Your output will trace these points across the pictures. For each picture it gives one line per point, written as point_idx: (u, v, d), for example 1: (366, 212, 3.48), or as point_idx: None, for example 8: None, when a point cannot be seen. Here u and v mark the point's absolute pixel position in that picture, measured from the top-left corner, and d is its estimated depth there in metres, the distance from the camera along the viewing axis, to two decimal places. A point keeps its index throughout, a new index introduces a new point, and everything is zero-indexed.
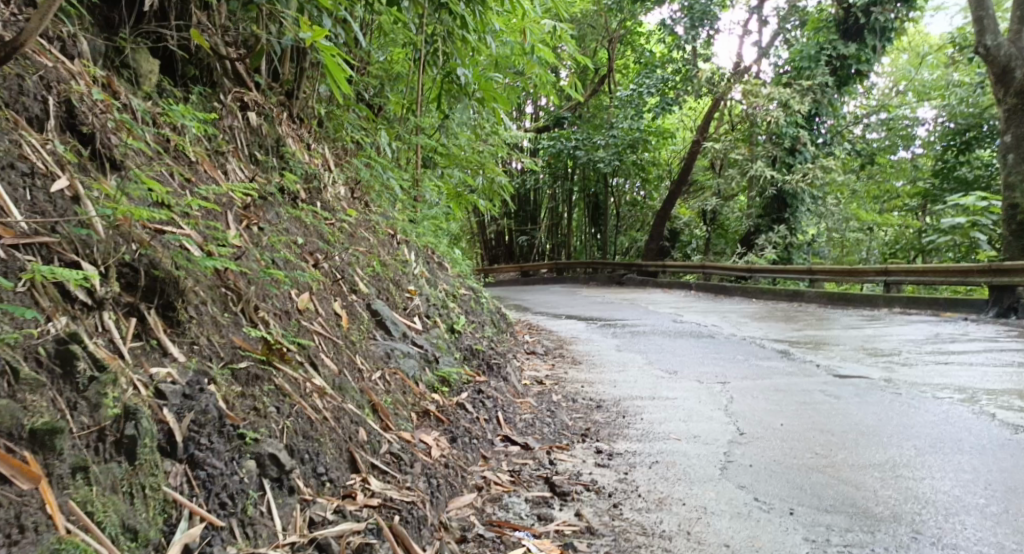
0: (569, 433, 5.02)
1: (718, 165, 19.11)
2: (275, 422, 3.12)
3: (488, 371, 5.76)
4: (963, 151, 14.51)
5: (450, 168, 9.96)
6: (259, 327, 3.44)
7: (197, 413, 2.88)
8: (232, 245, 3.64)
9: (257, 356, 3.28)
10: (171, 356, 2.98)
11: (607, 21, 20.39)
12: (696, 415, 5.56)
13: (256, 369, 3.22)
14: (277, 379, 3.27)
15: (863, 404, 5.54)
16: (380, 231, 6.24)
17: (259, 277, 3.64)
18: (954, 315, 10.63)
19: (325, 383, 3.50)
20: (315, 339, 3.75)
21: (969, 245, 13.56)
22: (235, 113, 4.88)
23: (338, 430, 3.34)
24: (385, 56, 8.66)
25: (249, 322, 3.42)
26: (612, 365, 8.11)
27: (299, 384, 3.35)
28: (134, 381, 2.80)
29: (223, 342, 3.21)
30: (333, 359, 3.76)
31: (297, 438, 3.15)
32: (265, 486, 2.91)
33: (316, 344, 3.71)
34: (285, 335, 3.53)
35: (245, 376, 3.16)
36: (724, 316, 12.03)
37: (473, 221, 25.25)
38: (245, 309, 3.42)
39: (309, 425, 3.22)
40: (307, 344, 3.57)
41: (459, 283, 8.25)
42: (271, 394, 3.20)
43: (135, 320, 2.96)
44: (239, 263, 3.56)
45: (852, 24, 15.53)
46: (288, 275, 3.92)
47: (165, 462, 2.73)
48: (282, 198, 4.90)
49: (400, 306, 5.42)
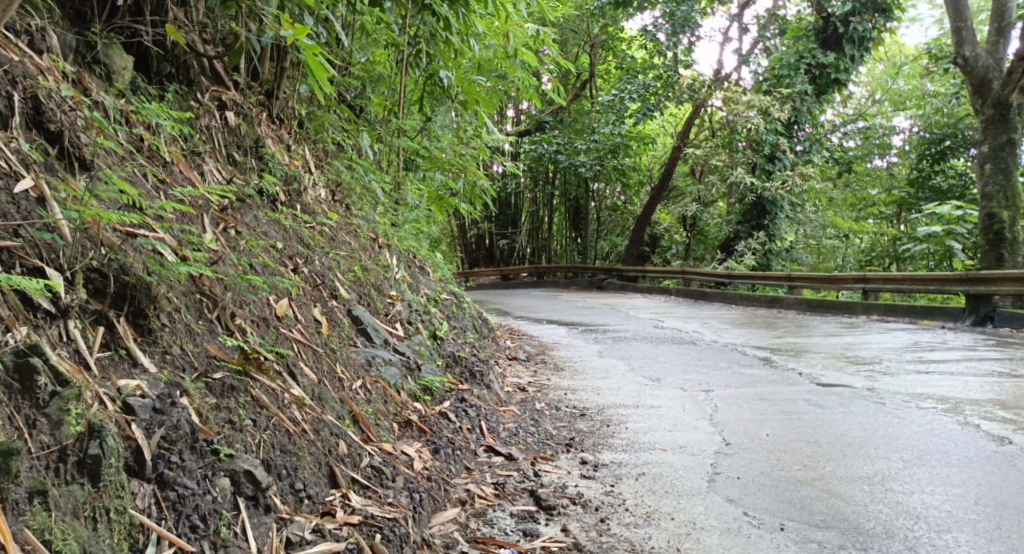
0: (554, 443, 4.92)
1: (698, 171, 19.11)
2: (251, 437, 3.00)
3: (471, 378, 5.64)
4: (939, 160, 14.63)
5: (430, 171, 9.86)
6: (236, 335, 3.31)
7: (167, 428, 2.75)
8: (208, 249, 3.51)
9: (233, 365, 3.16)
10: (142, 367, 2.86)
11: (589, 26, 20.38)
12: (681, 424, 5.48)
13: (231, 380, 3.10)
14: (254, 390, 3.15)
15: (850, 414, 5.48)
16: (361, 234, 6.12)
17: (236, 283, 3.51)
18: (932, 323, 10.64)
19: (304, 394, 3.37)
20: (294, 348, 3.63)
21: (945, 253, 13.62)
22: (213, 112, 4.76)
23: (318, 444, 3.22)
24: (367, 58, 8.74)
25: (226, 331, 3.30)
26: (595, 371, 8.02)
27: (276, 395, 3.22)
28: (100, 394, 2.67)
29: (197, 350, 3.09)
30: (313, 368, 3.63)
31: (274, 453, 3.02)
32: (240, 505, 2.78)
33: (295, 353, 3.59)
34: (263, 344, 3.41)
35: (220, 388, 3.04)
36: (705, 322, 11.99)
37: (454, 224, 25.09)
38: (221, 317, 3.30)
39: (287, 439, 3.10)
40: (286, 353, 3.45)
41: (440, 287, 8.13)
42: (247, 406, 3.08)
43: (103, 329, 2.84)
44: (215, 268, 3.43)
45: (832, 33, 15.60)
46: (266, 280, 3.79)
47: (132, 482, 2.60)
48: (260, 200, 4.77)
49: (382, 312, 5.30)
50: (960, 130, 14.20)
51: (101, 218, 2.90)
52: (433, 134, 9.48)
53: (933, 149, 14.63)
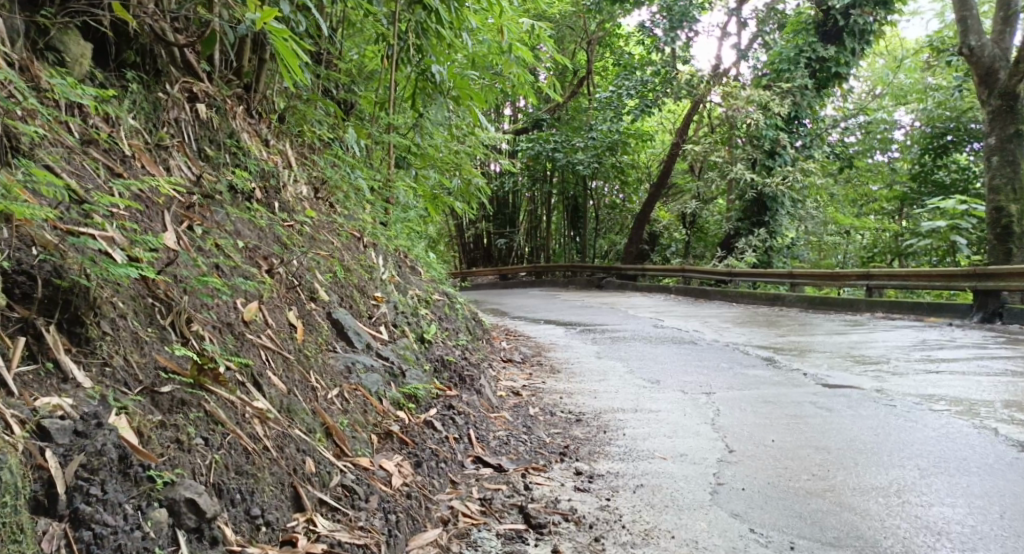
0: (547, 452, 4.65)
1: (697, 167, 18.82)
2: (201, 459, 2.74)
3: (460, 383, 5.37)
4: (941, 155, 14.32)
5: (423, 169, 9.55)
6: (192, 343, 3.04)
7: (88, 455, 2.48)
8: (163, 249, 3.23)
9: (185, 378, 2.88)
10: (71, 382, 2.61)
11: (586, 23, 20.09)
12: (682, 430, 5.21)
13: (181, 394, 2.84)
14: (208, 405, 2.88)
15: (859, 417, 5.20)
16: (345, 233, 5.84)
17: (195, 286, 3.22)
18: (939, 321, 10.36)
19: (268, 407, 3.11)
20: (261, 355, 3.36)
21: (949, 249, 13.36)
22: (183, 105, 4.48)
23: (282, 462, 2.97)
24: (359, 54, 8.49)
25: (180, 338, 3.03)
26: (591, 373, 7.75)
27: (235, 410, 2.96)
28: (7, 418, 2.41)
29: (143, 362, 2.83)
30: (281, 377, 3.36)
31: (228, 475, 2.77)
32: (178, 540, 2.53)
33: (262, 362, 3.32)
34: (223, 352, 3.14)
35: (168, 404, 2.78)
36: (706, 321, 11.71)
37: (451, 224, 24.80)
38: (175, 323, 3.03)
39: (243, 460, 2.84)
40: (250, 363, 3.18)
41: (431, 288, 7.84)
42: (199, 423, 2.81)
43: (25, 341, 2.60)
44: (169, 271, 3.16)
45: (832, 26, 15.31)
46: (231, 283, 3.51)
47: (40, 520, 2.34)
48: (231, 198, 4.50)
49: (365, 314, 5.02)
50: (962, 124, 13.81)
51: (23, 213, 2.64)
52: (426, 131, 9.14)
53: (936, 143, 14.24)
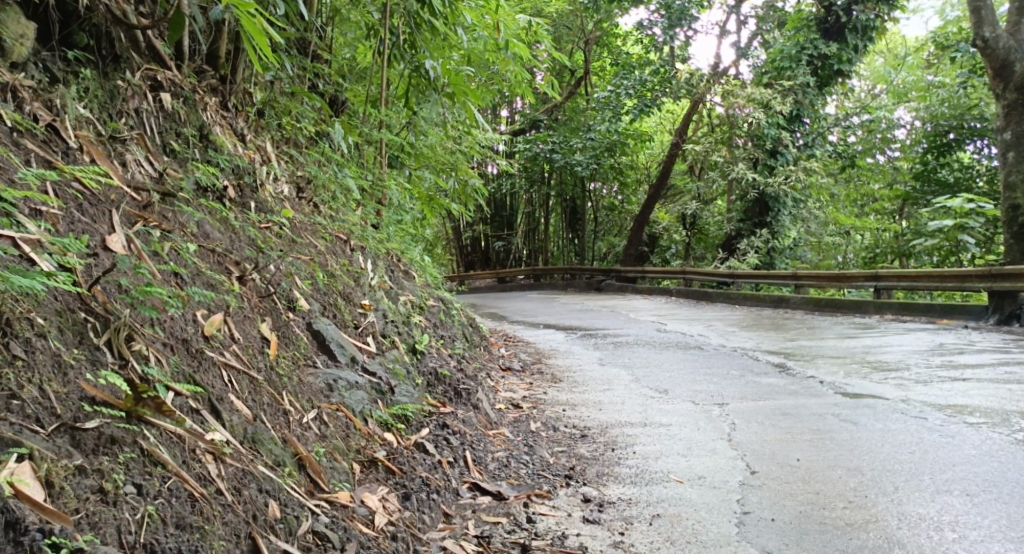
0: (550, 474, 4.21)
1: (697, 167, 18.38)
2: (130, 512, 2.32)
3: (455, 398, 4.92)
4: (944, 154, 13.64)
5: (416, 170, 9.04)
6: (132, 365, 2.64)
7: None
8: (99, 255, 2.83)
9: (118, 410, 2.48)
10: None
11: (583, 22, 19.64)
12: (697, 447, 4.78)
13: (112, 430, 2.44)
14: (145, 442, 2.48)
15: (890, 432, 4.77)
16: (330, 234, 5.38)
17: (138, 297, 2.82)
18: (953, 323, 9.92)
19: (223, 441, 2.70)
20: (222, 377, 2.94)
21: (954, 248, 12.87)
22: (146, 94, 4.07)
23: (238, 508, 2.55)
24: (351, 54, 8.23)
25: (118, 359, 2.62)
26: (596, 383, 7.29)
27: (178, 448, 2.55)
28: None
29: (65, 393, 2.42)
30: (245, 403, 2.94)
31: (165, 532, 2.35)
32: None
33: (222, 385, 2.90)
34: (172, 377, 2.73)
35: (93, 443, 2.38)
36: (711, 325, 11.26)
37: (448, 227, 24.39)
38: (112, 341, 2.62)
39: (186, 510, 2.42)
40: (204, 389, 2.77)
41: (426, 293, 7.39)
42: (130, 466, 2.40)
43: None
44: (106, 280, 2.76)
45: (833, 23, 14.81)
46: (189, 293, 3.09)
47: None
48: (198, 196, 4.06)
49: (350, 324, 4.58)
50: (966, 122, 13.27)
51: None
52: (420, 130, 8.66)
53: (939, 141, 13.65)
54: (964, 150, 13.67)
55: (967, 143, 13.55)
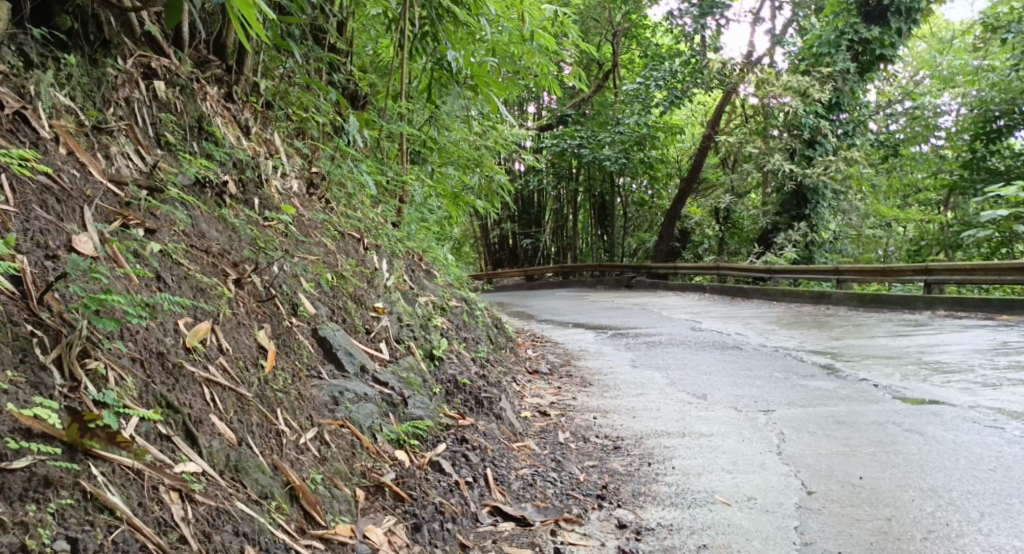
0: (579, 494, 3.85)
1: (731, 160, 17.86)
2: None
3: (477, 408, 4.55)
4: (994, 140, 13.06)
5: (441, 165, 8.68)
6: (84, 386, 2.39)
7: None
8: (50, 259, 2.58)
9: (59, 439, 2.25)
10: None
11: (612, 14, 19.24)
12: (742, 462, 4.38)
13: (50, 470, 2.20)
14: (87, 482, 2.24)
15: (958, 447, 4.40)
16: (342, 233, 5.02)
17: (96, 306, 2.54)
18: (1012, 319, 9.38)
19: (193, 471, 2.47)
20: (199, 398, 2.67)
21: (1004, 240, 12.29)
22: (138, 82, 3.72)
23: None
24: (374, 48, 8.05)
25: (69, 381, 2.38)
26: (628, 387, 6.88)
27: (132, 484, 2.32)
28: None
29: None
30: (227, 426, 2.68)
31: None
32: None
33: (197, 405, 2.64)
34: (133, 397, 2.48)
35: (25, 486, 2.15)
36: (747, 322, 10.79)
37: (476, 224, 24.02)
38: (63, 358, 2.38)
39: None
40: (174, 413, 2.54)
41: (449, 293, 7.01)
42: (65, 516, 2.17)
43: None
44: (56, 288, 2.51)
45: (875, 7, 14.25)
46: (165, 302, 2.77)
47: None
48: (197, 193, 3.71)
49: (362, 330, 4.23)
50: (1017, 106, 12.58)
51: None
52: (443, 124, 8.30)
53: (988, 128, 13.02)
54: (1013, 136, 13.01)
55: (1014, 130, 12.88)
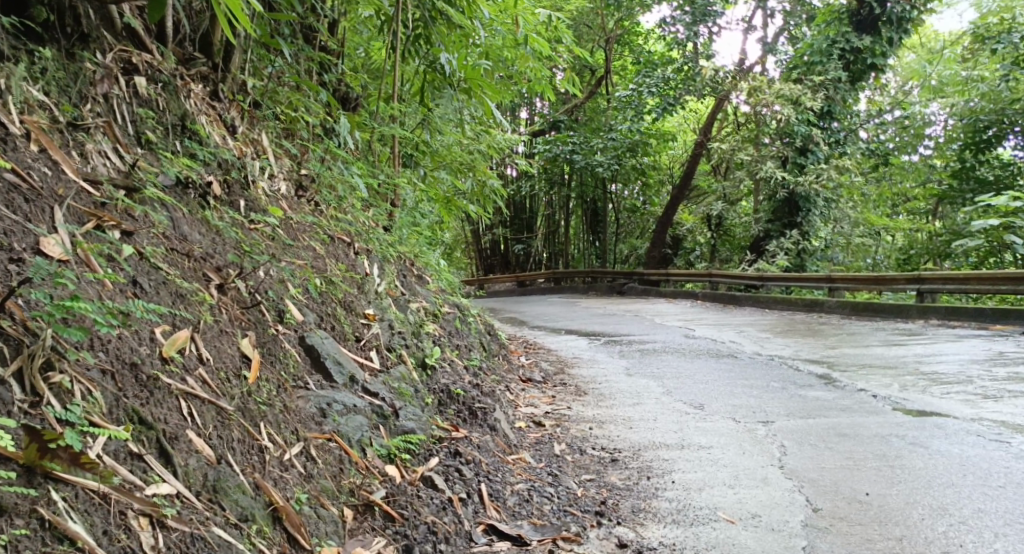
0: (577, 510, 3.71)
1: (723, 167, 17.75)
2: None
3: (470, 419, 4.39)
4: (983, 150, 12.88)
5: (433, 170, 8.51)
6: (47, 402, 2.24)
7: None
8: (14, 262, 2.41)
9: (17, 459, 2.08)
10: None
11: (604, 21, 19.13)
12: (744, 476, 4.24)
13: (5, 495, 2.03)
14: (45, 509, 2.07)
15: (966, 461, 4.27)
16: (332, 236, 4.85)
17: (63, 313, 2.38)
18: (1007, 329, 9.24)
19: (164, 494, 2.31)
20: (174, 413, 2.51)
21: (995, 249, 12.19)
22: (117, 77, 3.56)
23: None
24: (365, 50, 7.91)
25: (30, 396, 2.22)
26: (623, 396, 6.72)
27: (97, 509, 2.16)
28: None
29: None
30: (203, 443, 2.52)
31: None
32: None
33: (172, 421, 2.48)
34: (100, 413, 2.32)
35: None
36: (742, 330, 10.66)
37: (467, 229, 23.83)
38: (24, 370, 2.23)
39: None
40: (146, 430, 2.38)
41: (441, 299, 6.84)
42: (20, 546, 2.00)
43: None
44: (20, 294, 2.34)
45: (866, 15, 14.17)
46: (139, 310, 2.61)
47: None
48: (179, 194, 3.55)
49: (351, 337, 4.06)
50: (1007, 117, 12.44)
51: None
52: (435, 128, 8.12)
53: (978, 137, 12.81)
54: (1003, 147, 12.80)
55: (1003, 139, 12.66)
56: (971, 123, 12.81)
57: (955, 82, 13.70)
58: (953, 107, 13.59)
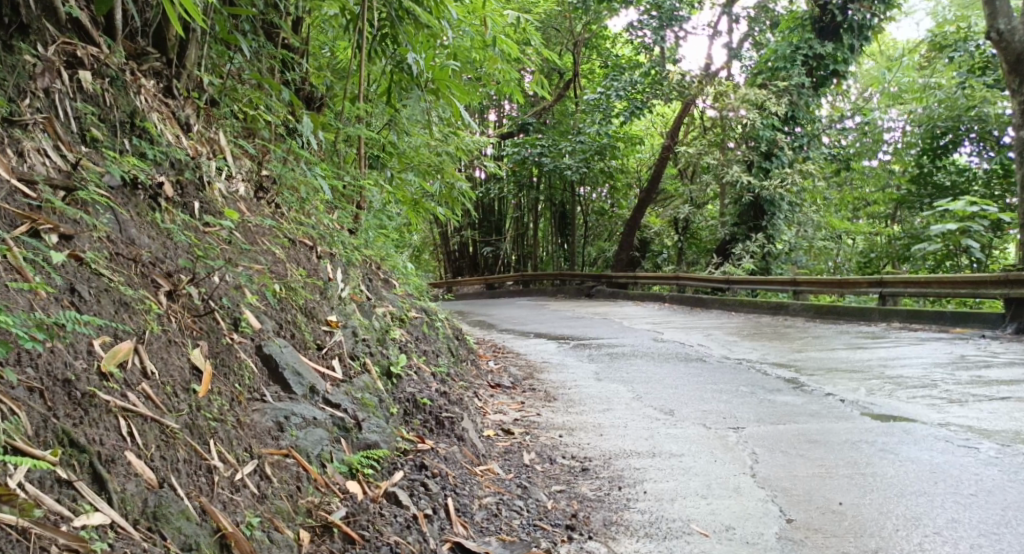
0: (547, 525, 3.58)
1: (689, 170, 17.75)
2: None
3: (437, 430, 4.24)
4: (940, 156, 12.84)
5: (400, 172, 8.34)
6: None
7: None
8: None
9: None
10: None
11: (572, 24, 19.04)
12: (718, 485, 4.13)
13: None
14: None
15: (939, 468, 4.20)
16: (292, 239, 4.67)
17: None
18: (967, 332, 9.25)
19: (97, 525, 2.17)
20: (110, 433, 2.37)
21: (951, 252, 12.16)
22: (60, 71, 3.38)
23: None
24: (330, 50, 7.74)
25: None
26: (593, 401, 6.60)
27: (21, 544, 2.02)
28: None
29: None
30: (142, 467, 2.38)
31: None
32: None
33: (107, 443, 2.35)
34: (25, 437, 2.18)
35: None
36: (710, 333, 10.61)
37: (435, 232, 23.65)
38: None
39: None
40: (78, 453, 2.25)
41: (406, 303, 6.67)
42: None
43: None
44: None
45: (828, 22, 14.21)
46: (72, 321, 2.47)
47: None
48: (127, 195, 3.37)
49: (313, 345, 3.89)
50: (963, 123, 12.22)
51: None
52: (403, 128, 7.91)
53: (935, 143, 12.81)
54: (959, 153, 12.77)
55: (958, 145, 12.63)
56: (928, 129, 12.60)
57: (912, 88, 13.76)
58: (910, 113, 13.61)
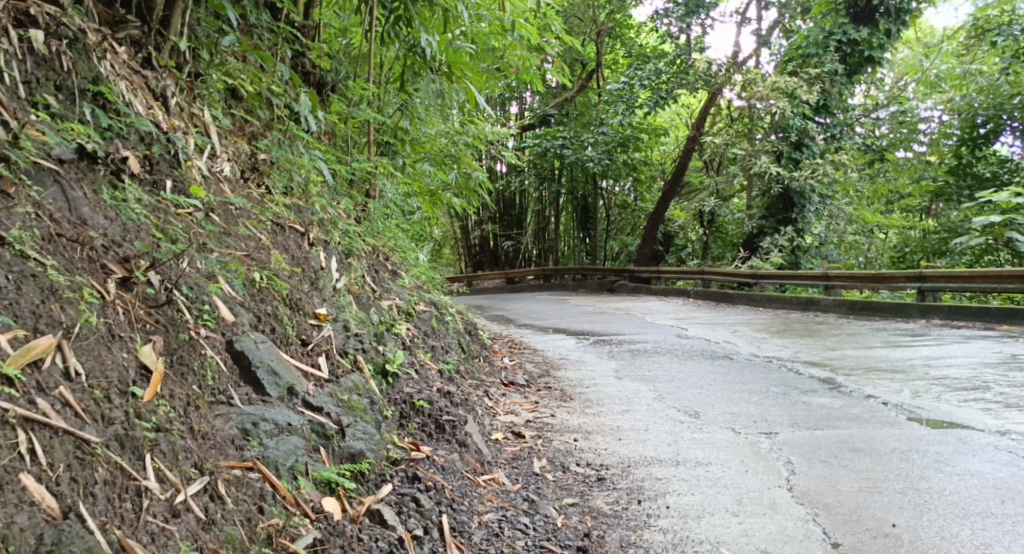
0: (556, 546, 3.17)
1: (715, 162, 17.17)
2: None
3: (437, 435, 3.82)
4: (979, 145, 12.30)
5: (414, 161, 7.84)
6: None
7: None
8: None
9: None
10: None
11: (595, 13, 18.49)
12: (749, 499, 3.70)
13: None
14: None
15: (1002, 483, 3.74)
16: (281, 224, 4.26)
17: None
18: (1014, 329, 8.70)
19: None
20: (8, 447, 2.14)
21: (990, 247, 11.50)
22: (8, 30, 3.00)
23: None
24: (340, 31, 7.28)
25: None
26: (612, 402, 6.14)
27: None
28: None
29: None
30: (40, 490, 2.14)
31: None
32: None
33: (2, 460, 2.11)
34: None
35: None
36: (735, 329, 10.13)
37: (456, 226, 23.23)
38: None
39: None
40: None
41: (414, 296, 6.21)
42: None
43: None
44: None
45: (863, 7, 13.61)
46: None
47: None
48: (84, 170, 3.00)
49: (296, 341, 3.48)
50: (1005, 112, 11.77)
51: None
52: (416, 114, 7.36)
53: (974, 132, 12.25)
54: (999, 143, 12.23)
55: (998, 135, 12.09)
56: (968, 118, 12.15)
57: (951, 76, 13.09)
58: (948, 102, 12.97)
